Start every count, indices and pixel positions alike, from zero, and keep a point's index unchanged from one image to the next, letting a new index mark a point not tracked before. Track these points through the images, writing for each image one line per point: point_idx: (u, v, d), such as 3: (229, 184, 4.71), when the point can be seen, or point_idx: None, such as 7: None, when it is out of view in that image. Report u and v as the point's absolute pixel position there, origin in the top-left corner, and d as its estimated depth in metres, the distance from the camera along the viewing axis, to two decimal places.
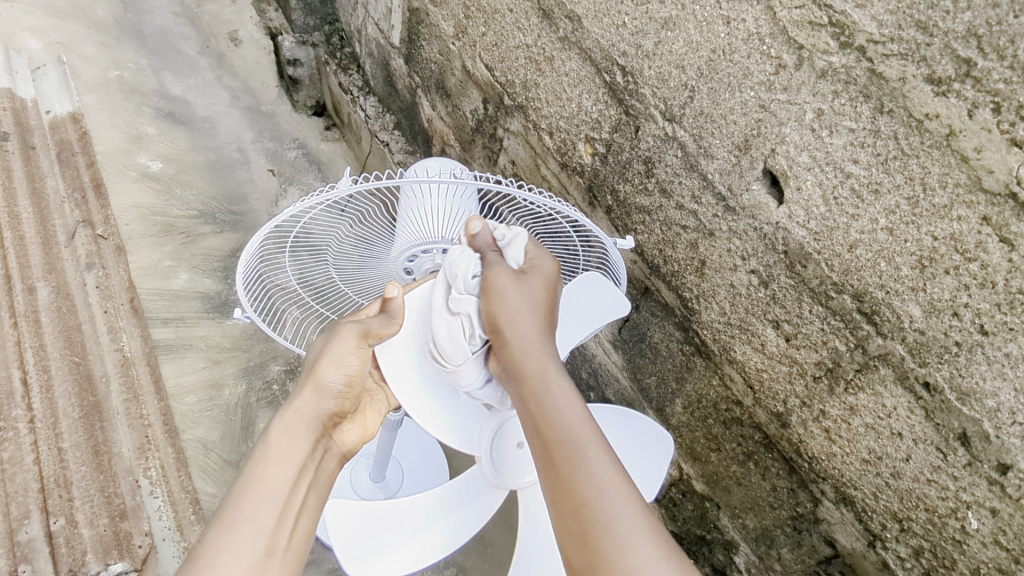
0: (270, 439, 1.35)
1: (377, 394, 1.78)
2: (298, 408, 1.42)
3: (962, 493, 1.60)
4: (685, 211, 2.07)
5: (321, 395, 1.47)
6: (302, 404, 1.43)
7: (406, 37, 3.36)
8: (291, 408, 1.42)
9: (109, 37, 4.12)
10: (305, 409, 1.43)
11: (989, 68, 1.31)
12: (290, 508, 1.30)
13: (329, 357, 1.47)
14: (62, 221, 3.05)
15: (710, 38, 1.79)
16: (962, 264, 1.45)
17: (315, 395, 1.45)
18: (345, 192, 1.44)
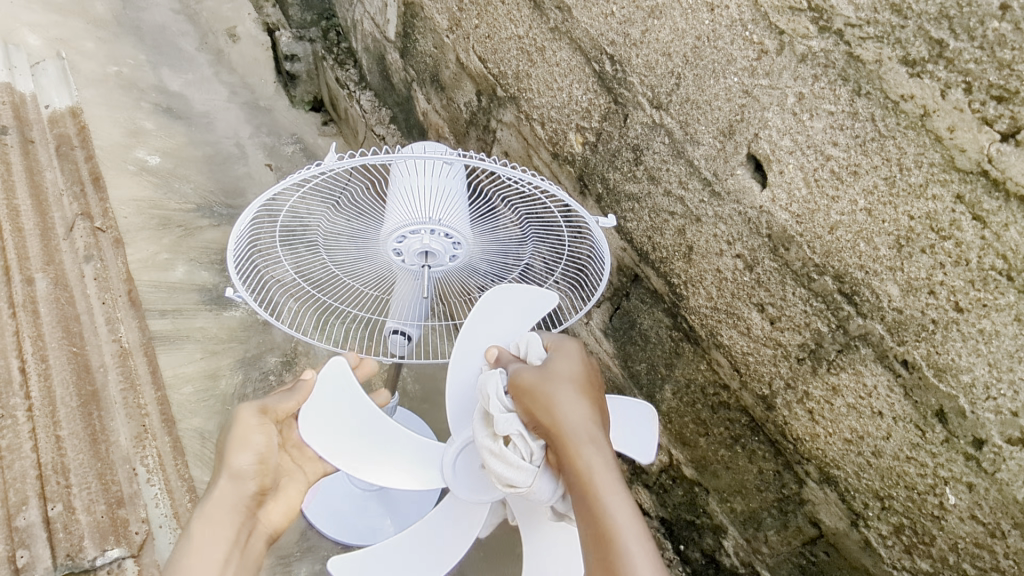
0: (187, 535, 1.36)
1: (295, 474, 1.76)
2: (215, 501, 1.44)
3: (940, 470, 1.63)
4: (672, 197, 2.10)
5: (239, 480, 1.50)
6: (228, 485, 1.47)
7: (401, 31, 3.39)
8: (213, 499, 1.44)
9: (108, 33, 4.16)
10: (226, 495, 1.46)
11: (960, 49, 1.35)
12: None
13: (234, 442, 1.51)
14: (61, 214, 3.07)
15: (695, 25, 1.82)
16: (937, 242, 1.48)
17: (234, 480, 1.49)
18: (335, 166, 1.50)
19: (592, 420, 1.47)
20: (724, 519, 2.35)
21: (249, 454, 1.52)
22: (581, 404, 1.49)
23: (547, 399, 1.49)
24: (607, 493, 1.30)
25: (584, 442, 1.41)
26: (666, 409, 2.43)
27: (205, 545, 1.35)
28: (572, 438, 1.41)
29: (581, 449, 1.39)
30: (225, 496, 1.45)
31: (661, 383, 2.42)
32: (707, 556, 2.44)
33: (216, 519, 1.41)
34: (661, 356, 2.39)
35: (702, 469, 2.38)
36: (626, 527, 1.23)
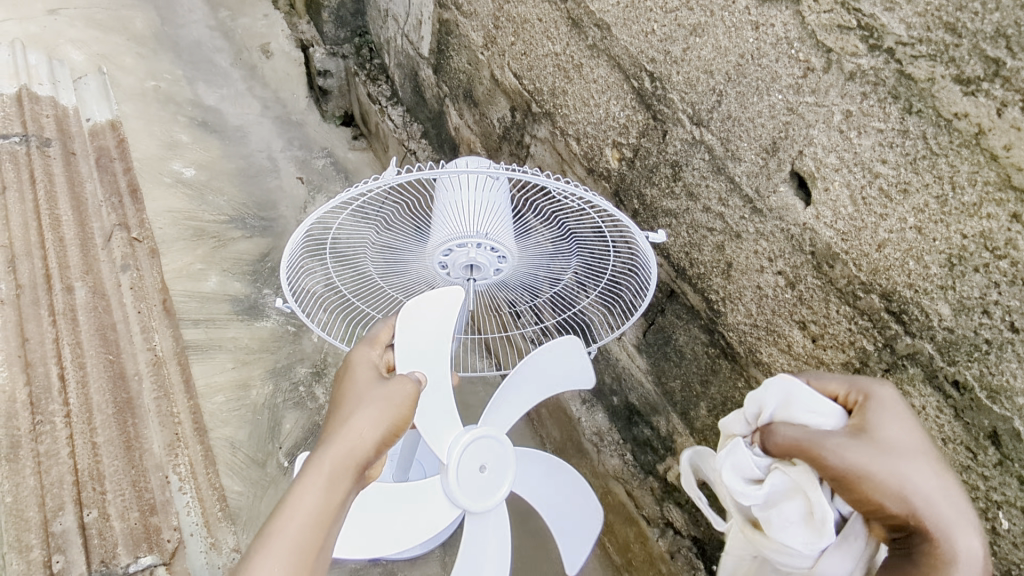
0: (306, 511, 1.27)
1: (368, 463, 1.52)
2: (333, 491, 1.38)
3: (993, 493, 1.60)
4: (711, 213, 2.10)
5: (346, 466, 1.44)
6: (337, 453, 1.26)
7: (435, 48, 3.44)
8: (348, 434, 1.31)
9: (147, 49, 4.27)
10: (358, 446, 1.30)
11: (1017, 68, 1.34)
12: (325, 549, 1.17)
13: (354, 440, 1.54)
14: (100, 224, 3.14)
15: (739, 43, 1.83)
16: (992, 261, 1.47)
17: (370, 428, 1.34)
18: (388, 182, 1.51)
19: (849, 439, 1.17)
20: None
21: (412, 388, 1.46)
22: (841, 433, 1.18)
23: (819, 446, 1.15)
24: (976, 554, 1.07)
25: (876, 466, 1.13)
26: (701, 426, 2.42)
27: (313, 500, 1.18)
28: (876, 471, 1.12)
29: (872, 472, 1.12)
30: (372, 440, 1.33)
31: (696, 400, 2.41)
32: None
33: (314, 493, 1.19)
34: (696, 373, 2.37)
35: None
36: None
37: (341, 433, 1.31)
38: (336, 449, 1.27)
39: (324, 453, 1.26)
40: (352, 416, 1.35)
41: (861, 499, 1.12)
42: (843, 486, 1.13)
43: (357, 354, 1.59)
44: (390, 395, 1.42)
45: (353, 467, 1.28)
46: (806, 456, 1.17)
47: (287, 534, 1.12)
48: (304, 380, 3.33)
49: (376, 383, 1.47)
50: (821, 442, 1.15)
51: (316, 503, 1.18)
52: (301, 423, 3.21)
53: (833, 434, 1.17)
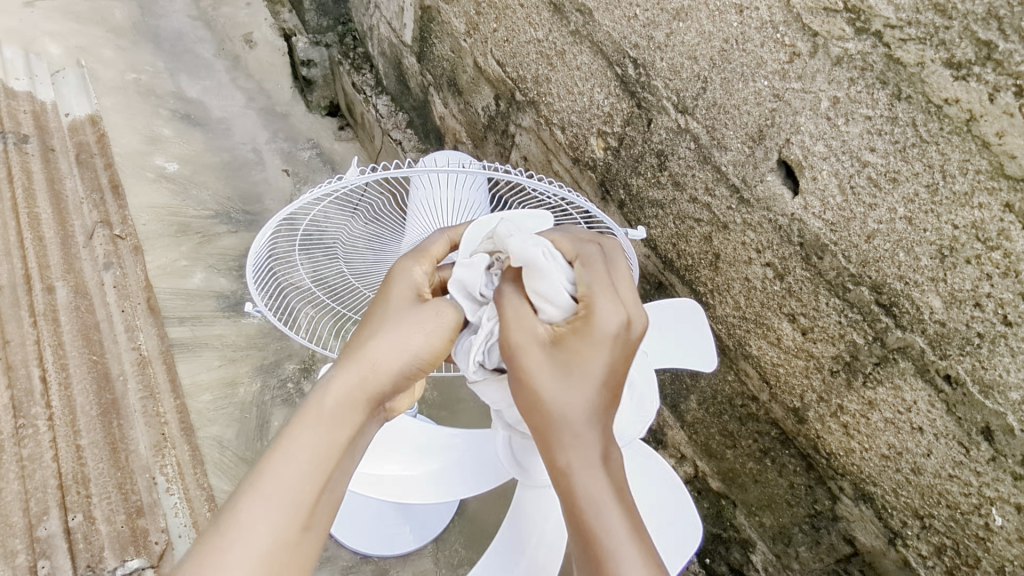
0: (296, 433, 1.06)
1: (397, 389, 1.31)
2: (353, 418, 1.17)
3: (985, 489, 1.56)
4: (698, 204, 2.04)
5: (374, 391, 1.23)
6: (346, 387, 1.10)
7: (418, 36, 3.36)
8: (362, 364, 1.13)
9: (126, 41, 4.16)
10: (371, 381, 1.13)
11: (1009, 51, 1.28)
12: (328, 498, 1.01)
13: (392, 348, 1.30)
14: (81, 222, 3.07)
15: (722, 28, 1.76)
16: (984, 253, 1.42)
17: (390, 360, 1.16)
18: (354, 183, 1.45)
19: (589, 429, 1.10)
20: (753, 534, 2.29)
21: (451, 317, 1.24)
22: (586, 386, 1.14)
23: (542, 394, 1.13)
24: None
25: (579, 466, 1.06)
26: (692, 420, 2.37)
27: (309, 439, 1.03)
28: (561, 462, 1.07)
29: (574, 474, 1.05)
30: (390, 374, 1.15)
31: (686, 393, 2.36)
32: (734, 570, 2.39)
33: (311, 431, 1.04)
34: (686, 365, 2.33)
35: (730, 481, 2.32)
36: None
37: (355, 362, 1.13)
38: (347, 382, 1.10)
39: (331, 387, 1.09)
40: (371, 342, 1.17)
41: (571, 511, 1.03)
42: (562, 489, 1.05)
43: (402, 264, 1.34)
44: (422, 325, 1.21)
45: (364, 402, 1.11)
46: (536, 423, 1.13)
47: (275, 483, 0.97)
48: (292, 376, 3.28)
49: (411, 304, 1.25)
50: (535, 385, 1.14)
51: (313, 443, 1.03)
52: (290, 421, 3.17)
53: (569, 405, 1.12)
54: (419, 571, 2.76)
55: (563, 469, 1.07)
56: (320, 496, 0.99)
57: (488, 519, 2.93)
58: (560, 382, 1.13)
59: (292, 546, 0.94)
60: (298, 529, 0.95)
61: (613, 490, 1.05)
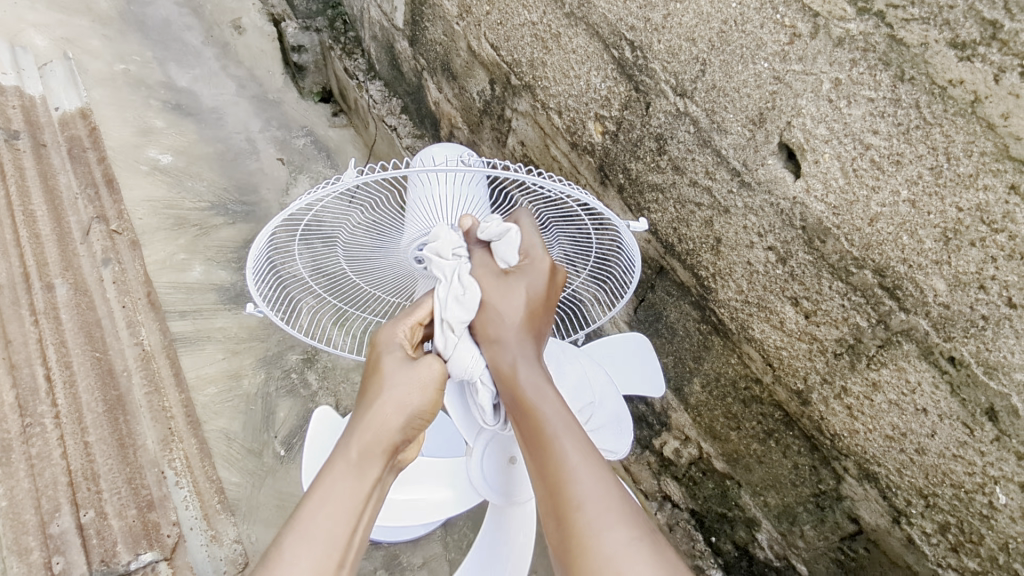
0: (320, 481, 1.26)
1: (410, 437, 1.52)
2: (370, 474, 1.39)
3: (989, 469, 1.58)
4: (699, 187, 2.02)
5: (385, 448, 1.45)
6: (359, 441, 1.32)
7: (409, 19, 3.30)
8: (365, 424, 1.35)
9: (113, 30, 4.09)
10: (375, 432, 1.35)
11: (1016, 30, 1.27)
12: (353, 538, 1.22)
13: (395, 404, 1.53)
14: (77, 218, 3.05)
15: (721, 8, 1.73)
16: (989, 235, 1.41)
17: (390, 413, 1.38)
18: (353, 183, 1.45)
19: (525, 340, 1.53)
20: (758, 514, 2.31)
21: (438, 364, 1.48)
22: (519, 298, 1.54)
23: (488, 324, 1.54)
24: (566, 450, 1.28)
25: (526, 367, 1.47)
26: (695, 403, 2.38)
27: (339, 489, 1.25)
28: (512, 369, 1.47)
29: (519, 373, 1.46)
30: (397, 426, 1.38)
31: (689, 376, 2.36)
32: (740, 548, 2.43)
33: (337, 475, 1.27)
34: (689, 349, 2.32)
35: (734, 462, 2.33)
36: (590, 492, 1.20)
37: (368, 417, 1.37)
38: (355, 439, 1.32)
39: (349, 442, 1.32)
40: (378, 403, 1.39)
41: (515, 401, 1.43)
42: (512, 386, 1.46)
43: (381, 330, 1.55)
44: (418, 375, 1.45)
45: (380, 450, 1.34)
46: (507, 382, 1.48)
47: (313, 523, 1.18)
48: (296, 367, 3.28)
49: (403, 362, 1.47)
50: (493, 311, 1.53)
51: (341, 491, 1.25)
52: (295, 411, 3.17)
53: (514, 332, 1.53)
54: (428, 556, 2.79)
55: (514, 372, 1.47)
56: (348, 539, 1.20)
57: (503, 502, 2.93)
58: (496, 315, 1.54)
59: None
60: (334, 566, 1.16)
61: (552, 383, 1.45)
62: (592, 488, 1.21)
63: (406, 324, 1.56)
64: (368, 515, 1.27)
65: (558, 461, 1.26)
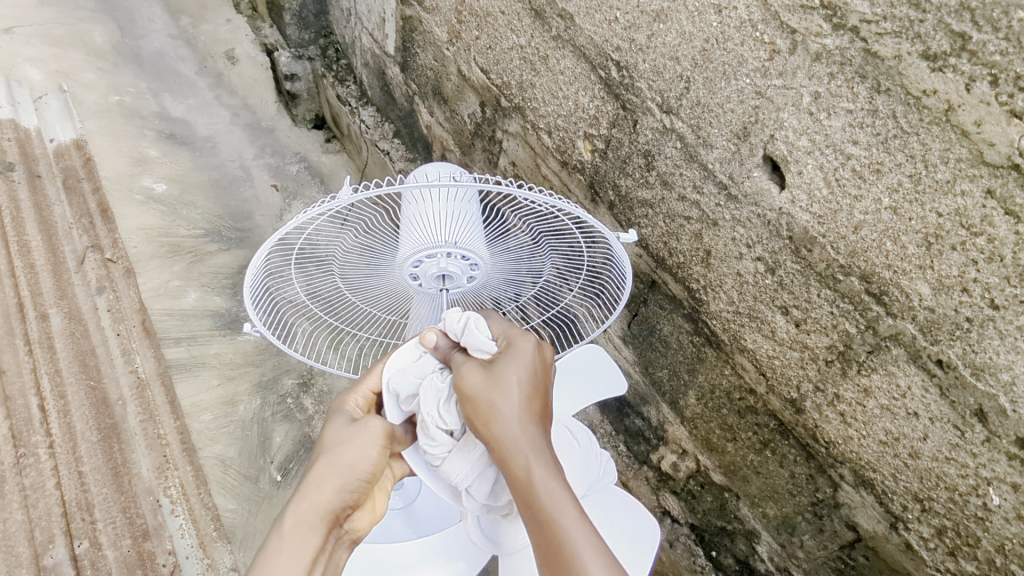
0: (263, 554, 1.21)
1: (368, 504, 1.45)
2: None
3: (982, 470, 1.59)
4: (687, 202, 2.06)
5: None
6: (297, 511, 1.27)
7: (400, 46, 3.37)
8: (313, 489, 1.31)
9: (108, 63, 4.16)
10: (322, 500, 1.31)
11: (983, 41, 1.32)
12: None
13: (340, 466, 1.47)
14: (71, 247, 3.05)
15: (703, 28, 1.79)
16: (969, 239, 1.45)
17: (334, 478, 1.34)
18: (347, 201, 1.48)
19: (536, 433, 1.32)
20: (757, 525, 2.31)
21: (383, 426, 1.45)
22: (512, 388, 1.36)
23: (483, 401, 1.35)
24: (587, 572, 1.13)
25: (538, 473, 1.25)
26: (691, 415, 2.39)
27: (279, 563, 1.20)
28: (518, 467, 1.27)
29: (534, 480, 1.24)
30: (337, 489, 1.33)
31: (684, 389, 2.38)
32: (741, 561, 2.42)
33: (289, 544, 1.23)
34: (683, 362, 2.34)
35: (732, 474, 2.34)
36: None
37: (307, 481, 1.32)
38: (299, 504, 1.28)
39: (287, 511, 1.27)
40: (314, 468, 1.35)
41: (527, 508, 1.23)
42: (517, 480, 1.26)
43: (340, 398, 1.56)
44: (360, 439, 1.41)
45: (325, 520, 1.29)
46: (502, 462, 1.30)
47: None
48: (291, 392, 3.25)
49: (347, 425, 1.45)
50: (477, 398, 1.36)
51: (282, 565, 1.20)
52: (291, 436, 3.12)
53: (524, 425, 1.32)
54: None
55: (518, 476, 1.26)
56: None
57: None
58: (499, 393, 1.35)
59: None
60: None
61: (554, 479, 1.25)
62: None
63: (357, 393, 1.58)
64: None
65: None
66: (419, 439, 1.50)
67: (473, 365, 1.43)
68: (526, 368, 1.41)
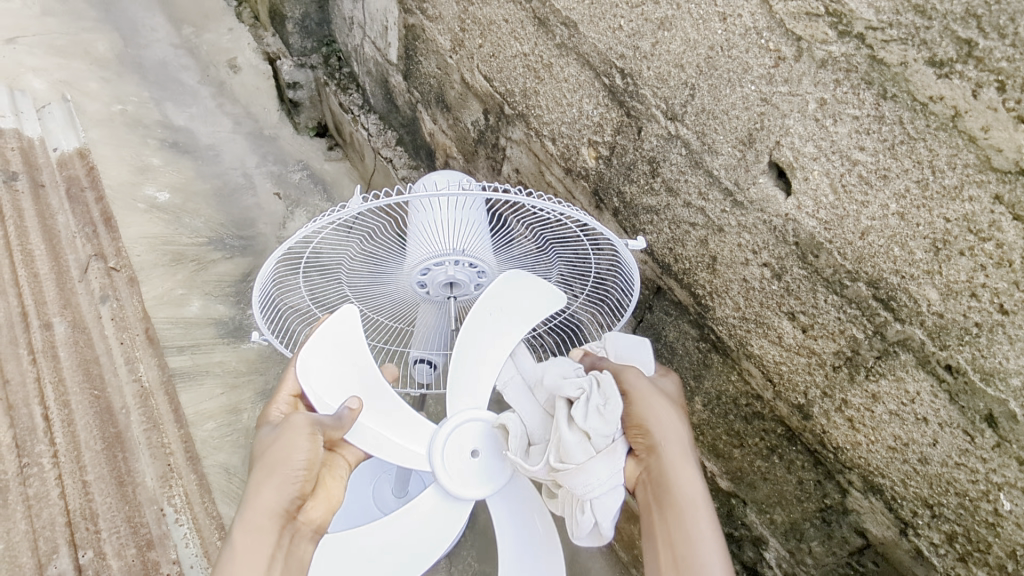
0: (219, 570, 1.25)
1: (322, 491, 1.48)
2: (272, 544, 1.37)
3: (992, 476, 1.59)
4: (692, 208, 2.06)
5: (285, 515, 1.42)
6: (243, 519, 1.30)
7: (403, 54, 3.38)
8: (254, 498, 1.33)
9: (111, 72, 4.17)
10: (266, 502, 1.33)
11: (990, 47, 1.33)
12: None
13: None
14: (75, 256, 3.06)
15: (707, 35, 1.80)
16: (977, 244, 1.45)
17: (271, 479, 1.36)
18: (356, 210, 1.49)
19: (677, 425, 1.56)
20: (764, 532, 2.30)
21: (304, 420, 1.48)
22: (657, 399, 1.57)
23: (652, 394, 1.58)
24: (696, 523, 1.39)
25: (687, 468, 1.47)
26: (697, 421, 2.39)
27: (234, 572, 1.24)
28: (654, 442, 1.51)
29: (668, 453, 1.50)
30: (279, 490, 1.35)
31: (691, 396, 2.38)
32: (748, 568, 2.41)
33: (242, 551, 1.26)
34: (689, 368, 2.34)
35: (739, 480, 2.33)
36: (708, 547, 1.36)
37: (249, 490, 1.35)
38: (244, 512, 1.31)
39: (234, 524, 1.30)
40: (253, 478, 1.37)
41: (656, 480, 1.48)
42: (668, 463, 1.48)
43: (263, 414, 1.62)
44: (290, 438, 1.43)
45: (274, 520, 1.32)
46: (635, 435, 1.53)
47: None
48: None
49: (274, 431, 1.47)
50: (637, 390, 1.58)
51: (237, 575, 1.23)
52: None
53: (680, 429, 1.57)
54: None
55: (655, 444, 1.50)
56: None
57: None
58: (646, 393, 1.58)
59: None
60: None
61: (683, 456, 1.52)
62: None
63: (277, 401, 1.65)
64: None
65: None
66: (590, 425, 1.49)
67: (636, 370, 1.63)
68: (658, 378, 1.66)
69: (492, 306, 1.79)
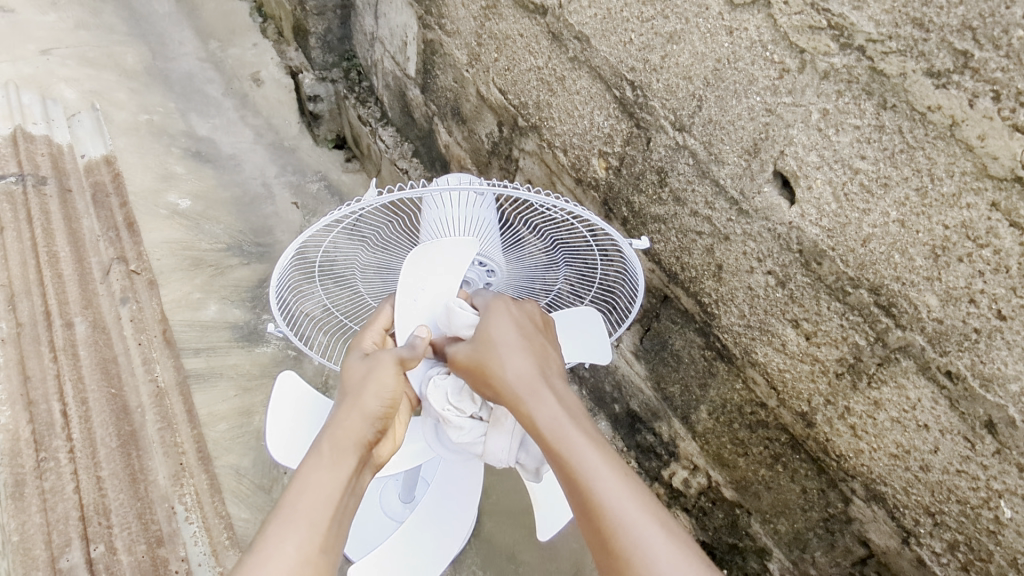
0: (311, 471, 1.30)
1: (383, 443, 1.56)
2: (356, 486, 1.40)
3: (993, 482, 1.60)
4: (699, 217, 2.11)
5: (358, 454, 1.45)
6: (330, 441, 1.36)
7: (421, 68, 3.48)
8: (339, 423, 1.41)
9: (138, 84, 4.32)
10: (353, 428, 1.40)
11: (985, 58, 1.37)
12: (338, 524, 1.26)
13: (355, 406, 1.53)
14: (98, 259, 3.14)
15: (715, 48, 1.86)
16: (974, 251, 1.49)
17: (357, 410, 1.43)
18: (371, 204, 1.54)
19: (541, 382, 1.45)
20: (768, 542, 2.31)
21: (394, 357, 1.53)
22: (517, 356, 1.49)
23: (489, 368, 1.49)
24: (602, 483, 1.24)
25: (570, 435, 1.33)
26: (703, 430, 2.41)
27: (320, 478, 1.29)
28: (526, 411, 1.40)
29: (540, 417, 1.38)
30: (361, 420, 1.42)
31: (696, 404, 2.40)
32: None
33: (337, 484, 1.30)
34: (694, 376, 2.37)
35: (743, 490, 2.34)
36: (625, 510, 1.21)
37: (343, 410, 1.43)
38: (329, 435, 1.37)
39: (322, 439, 1.37)
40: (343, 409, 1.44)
41: (548, 449, 1.34)
42: (533, 431, 1.38)
43: (358, 338, 1.67)
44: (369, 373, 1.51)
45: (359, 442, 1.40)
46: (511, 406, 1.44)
47: (298, 512, 1.22)
48: None
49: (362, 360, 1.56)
50: (491, 362, 1.49)
51: (315, 483, 1.28)
52: None
53: (535, 381, 1.45)
54: None
55: (527, 413, 1.40)
56: (329, 525, 1.23)
57: (502, 541, 2.93)
58: (499, 357, 1.49)
59: (315, 560, 1.17)
60: (316, 547, 1.19)
61: (563, 410, 1.39)
62: (662, 547, 1.17)
63: (373, 330, 1.70)
64: (344, 508, 1.30)
65: (618, 533, 1.19)
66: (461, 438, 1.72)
67: (467, 343, 1.56)
68: (509, 327, 1.55)
69: (422, 283, 1.67)
